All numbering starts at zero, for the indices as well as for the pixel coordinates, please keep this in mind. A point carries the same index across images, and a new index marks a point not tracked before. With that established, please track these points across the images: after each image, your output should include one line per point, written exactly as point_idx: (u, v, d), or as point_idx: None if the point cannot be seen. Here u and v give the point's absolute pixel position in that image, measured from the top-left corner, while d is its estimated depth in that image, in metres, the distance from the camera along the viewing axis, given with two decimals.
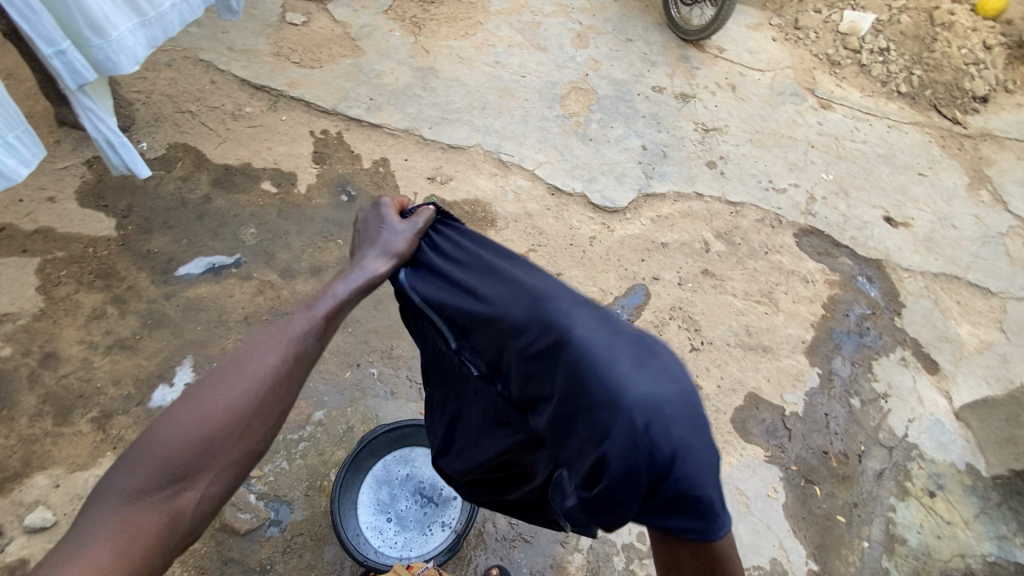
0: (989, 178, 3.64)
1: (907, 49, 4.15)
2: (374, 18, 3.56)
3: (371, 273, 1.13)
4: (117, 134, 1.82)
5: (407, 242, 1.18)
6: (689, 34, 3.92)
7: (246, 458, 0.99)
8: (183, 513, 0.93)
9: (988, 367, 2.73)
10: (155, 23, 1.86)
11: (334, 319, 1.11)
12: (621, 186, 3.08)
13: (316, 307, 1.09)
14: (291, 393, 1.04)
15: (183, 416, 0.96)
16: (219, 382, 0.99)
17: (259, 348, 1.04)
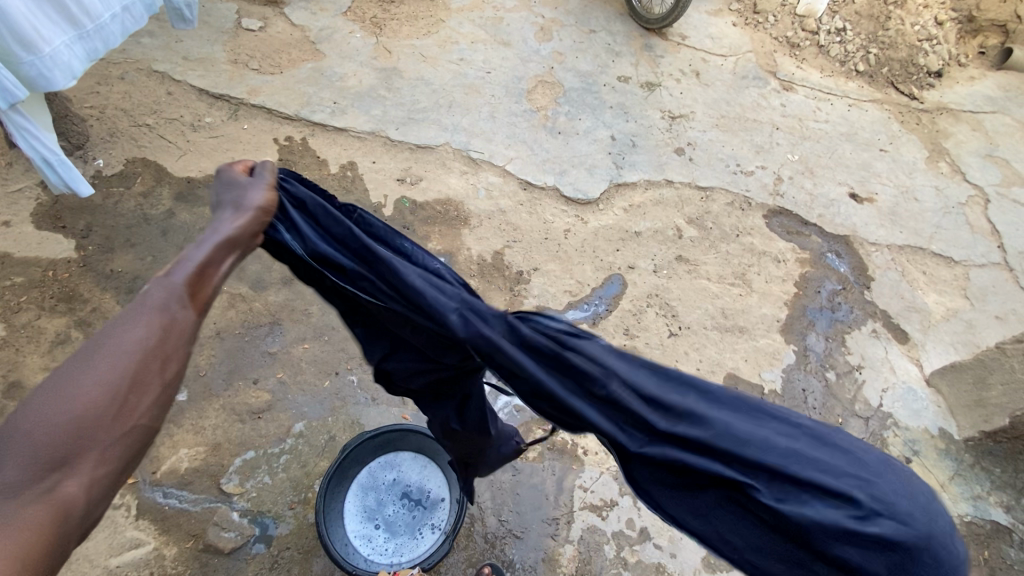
0: (947, 151, 3.74)
1: (863, 28, 4.24)
2: (334, 20, 3.51)
3: (223, 232, 1.01)
4: (56, 152, 1.77)
5: (258, 203, 1.09)
6: (651, 23, 3.95)
7: (135, 435, 0.84)
8: (73, 504, 0.77)
9: (955, 333, 2.82)
10: (94, 35, 1.80)
11: (200, 284, 0.96)
12: (592, 177, 3.09)
13: (171, 274, 0.93)
14: (176, 360, 0.89)
15: (36, 415, 0.78)
16: (75, 367, 0.82)
17: (119, 327, 0.87)
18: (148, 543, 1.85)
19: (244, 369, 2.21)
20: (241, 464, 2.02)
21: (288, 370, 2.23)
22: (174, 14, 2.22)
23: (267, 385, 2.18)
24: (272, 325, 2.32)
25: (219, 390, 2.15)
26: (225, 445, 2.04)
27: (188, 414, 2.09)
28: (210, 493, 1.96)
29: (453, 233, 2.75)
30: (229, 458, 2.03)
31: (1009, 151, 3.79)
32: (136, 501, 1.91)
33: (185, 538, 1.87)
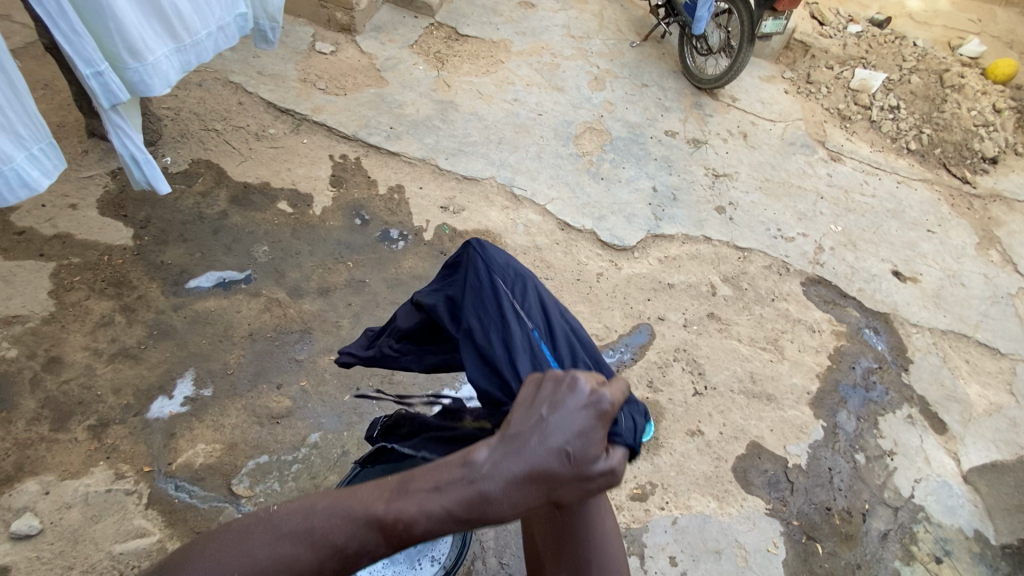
0: (998, 239, 3.65)
1: (917, 108, 4.23)
2: (400, 51, 3.71)
3: (479, 485, 0.81)
4: (143, 151, 1.88)
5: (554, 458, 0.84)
6: (704, 83, 4.03)
7: None
8: None
9: (997, 430, 2.67)
10: (191, 49, 1.95)
11: (396, 534, 0.81)
12: (630, 225, 3.11)
13: (389, 508, 0.81)
14: None
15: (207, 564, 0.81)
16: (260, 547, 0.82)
17: (348, 529, 0.81)
18: (153, 534, 1.86)
19: (270, 372, 2.26)
20: (253, 468, 2.03)
21: (311, 379, 2.26)
22: (259, 35, 2.38)
23: (289, 392, 2.22)
24: (303, 333, 2.38)
25: (244, 390, 2.20)
26: (240, 445, 2.07)
27: (211, 410, 2.13)
28: (219, 493, 1.97)
29: None
30: (241, 459, 2.04)
31: None
32: (149, 490, 1.94)
33: (188, 534, 1.88)
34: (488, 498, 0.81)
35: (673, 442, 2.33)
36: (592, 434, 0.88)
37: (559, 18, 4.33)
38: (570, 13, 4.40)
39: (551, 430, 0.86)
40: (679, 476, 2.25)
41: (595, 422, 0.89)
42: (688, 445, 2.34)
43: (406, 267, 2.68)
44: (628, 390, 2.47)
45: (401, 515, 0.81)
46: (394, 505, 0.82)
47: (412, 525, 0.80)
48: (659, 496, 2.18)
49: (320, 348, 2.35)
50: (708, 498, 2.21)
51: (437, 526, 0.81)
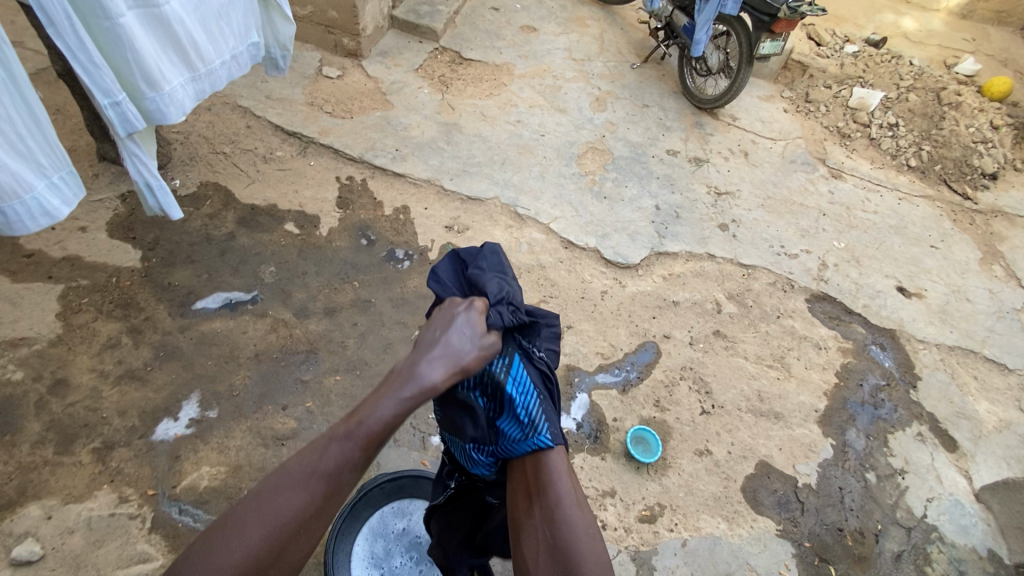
0: (1002, 254, 3.65)
1: (916, 125, 4.28)
2: (405, 75, 3.78)
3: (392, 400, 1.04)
4: (157, 177, 1.91)
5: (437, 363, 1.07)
6: (704, 103, 4.09)
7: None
8: None
9: (1009, 447, 2.64)
10: (205, 78, 2.00)
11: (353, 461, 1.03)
12: (633, 243, 3.13)
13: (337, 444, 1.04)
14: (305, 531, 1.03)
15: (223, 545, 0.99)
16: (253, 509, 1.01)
17: (287, 487, 1.02)
18: (156, 559, 1.85)
19: (276, 393, 2.25)
20: None
21: (317, 401, 2.26)
22: (270, 63, 2.44)
23: (294, 413, 2.21)
24: (308, 353, 2.38)
25: (249, 411, 2.19)
26: (245, 467, 2.06)
27: (216, 432, 2.12)
28: None
29: None
30: (246, 482, 2.03)
31: None
32: (153, 513, 1.92)
33: None
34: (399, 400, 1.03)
35: (681, 462, 2.31)
36: (442, 364, 1.07)
37: (560, 41, 4.42)
38: (571, 37, 4.49)
39: (414, 364, 1.07)
40: (688, 496, 2.22)
41: (456, 360, 1.08)
42: (697, 465, 2.31)
43: (411, 286, 2.69)
44: (635, 409, 2.45)
45: (317, 453, 1.04)
46: (320, 448, 1.05)
47: (328, 465, 1.02)
48: (667, 517, 2.15)
49: (326, 368, 2.35)
50: (718, 519, 2.18)
51: (353, 454, 1.03)
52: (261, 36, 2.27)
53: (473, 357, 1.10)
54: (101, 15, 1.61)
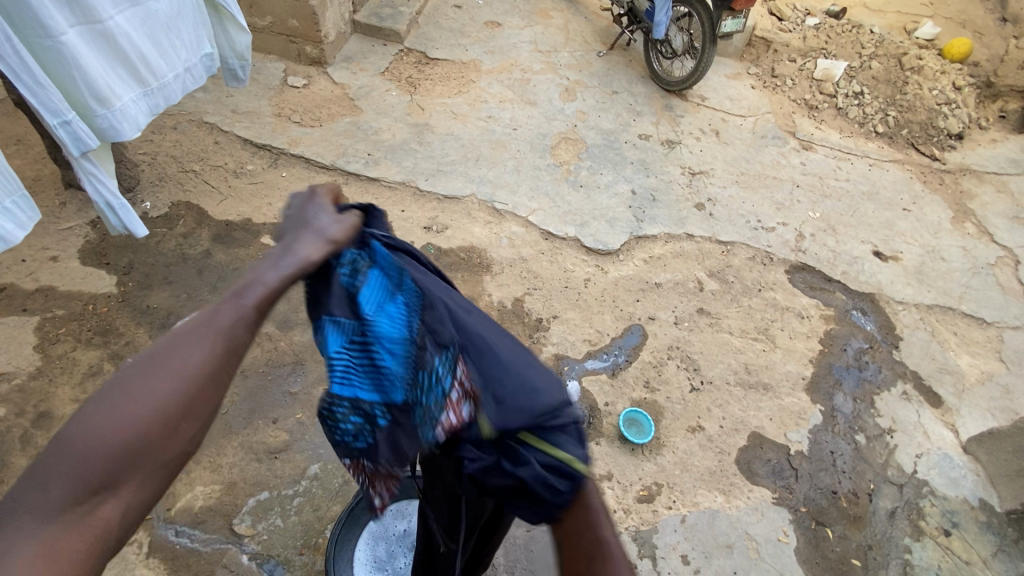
0: (972, 211, 3.73)
1: (881, 92, 4.34)
2: (372, 79, 3.76)
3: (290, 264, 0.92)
4: (117, 196, 1.88)
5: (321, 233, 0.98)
6: (672, 85, 4.12)
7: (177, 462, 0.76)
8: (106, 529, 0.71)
9: (992, 398, 2.70)
10: (158, 92, 1.98)
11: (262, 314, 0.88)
12: (613, 229, 3.14)
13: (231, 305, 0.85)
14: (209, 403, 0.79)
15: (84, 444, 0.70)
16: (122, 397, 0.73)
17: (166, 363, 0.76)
18: None
19: (264, 408, 2.24)
20: (254, 505, 2.00)
21: (307, 412, 2.24)
22: (230, 74, 2.41)
23: (285, 426, 2.20)
24: (295, 365, 2.36)
25: (239, 428, 2.17)
26: (240, 484, 2.04)
27: (207, 451, 2.10)
28: (221, 534, 1.94)
29: (475, 279, 2.80)
30: (242, 498, 2.02)
31: None
32: (149, 538, 1.90)
33: None
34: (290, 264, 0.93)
35: (674, 441, 2.34)
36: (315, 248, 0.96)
37: (525, 34, 4.42)
38: (535, 29, 4.50)
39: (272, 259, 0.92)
40: (684, 473, 2.25)
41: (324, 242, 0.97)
42: (690, 442, 2.34)
43: None
44: (626, 392, 2.47)
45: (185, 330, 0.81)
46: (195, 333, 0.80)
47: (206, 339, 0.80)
48: (665, 496, 2.17)
49: (314, 379, 2.33)
50: (715, 493, 2.21)
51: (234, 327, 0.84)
52: (214, 46, 2.25)
53: (349, 241, 1.01)
54: (43, 34, 1.58)
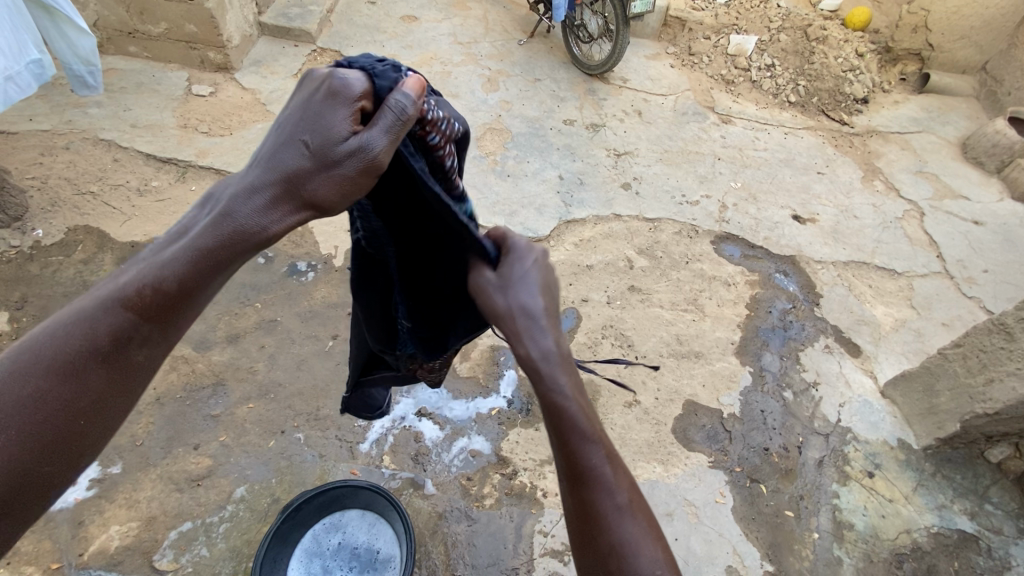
0: (880, 170, 3.94)
1: (790, 63, 4.53)
2: (284, 82, 3.62)
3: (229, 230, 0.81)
4: None
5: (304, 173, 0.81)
6: (592, 69, 4.15)
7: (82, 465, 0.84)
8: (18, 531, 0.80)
9: (905, 343, 2.87)
10: None
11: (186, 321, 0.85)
12: (541, 216, 3.15)
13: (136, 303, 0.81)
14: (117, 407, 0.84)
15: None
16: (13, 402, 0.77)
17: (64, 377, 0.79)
18: None
19: (184, 435, 2.12)
20: (177, 537, 1.90)
21: (231, 433, 2.14)
22: (79, 81, 2.50)
23: (208, 451, 2.09)
24: (216, 386, 2.24)
25: (156, 459, 2.05)
26: (160, 517, 1.93)
27: (122, 488, 1.98)
28: (141, 573, 1.83)
29: None
30: (163, 531, 1.91)
31: (938, 167, 4.00)
32: None
33: None
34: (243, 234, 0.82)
35: (613, 417, 2.36)
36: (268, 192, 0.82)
37: (443, 27, 4.36)
38: (454, 21, 4.44)
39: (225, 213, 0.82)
40: (622, 448, 2.28)
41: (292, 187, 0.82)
42: (628, 416, 2.38)
43: (318, 297, 2.58)
44: None
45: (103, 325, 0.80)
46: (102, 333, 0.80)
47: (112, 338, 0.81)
48: None
49: (237, 398, 2.22)
50: (653, 464, 2.24)
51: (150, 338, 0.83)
52: (45, 51, 2.15)
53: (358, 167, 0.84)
54: None
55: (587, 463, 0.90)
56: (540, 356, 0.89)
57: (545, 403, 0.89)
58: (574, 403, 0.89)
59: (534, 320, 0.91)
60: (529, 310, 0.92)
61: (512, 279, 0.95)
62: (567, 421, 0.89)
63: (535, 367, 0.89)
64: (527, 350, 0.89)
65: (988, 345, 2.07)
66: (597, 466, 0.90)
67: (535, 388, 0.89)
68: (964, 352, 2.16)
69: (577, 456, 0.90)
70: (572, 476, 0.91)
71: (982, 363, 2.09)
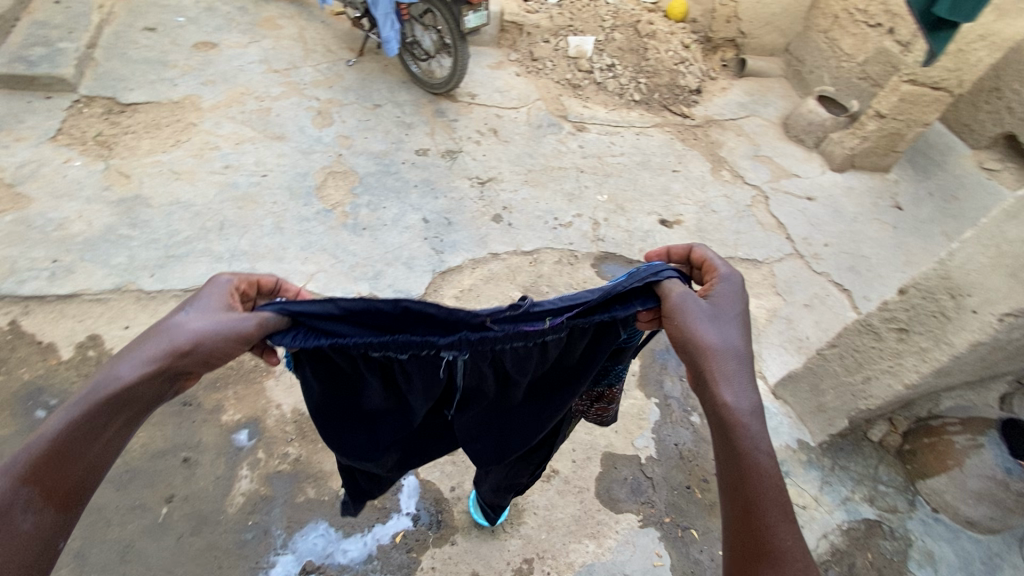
0: (725, 159, 4.14)
1: (628, 61, 4.59)
2: (37, 150, 2.75)
3: (126, 377, 0.78)
4: None
5: (206, 322, 0.84)
6: (436, 88, 3.80)
7: None
8: None
9: (780, 333, 3.02)
10: None
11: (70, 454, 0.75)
12: (412, 272, 2.73)
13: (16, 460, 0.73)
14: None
15: None
16: None
17: None
18: None
19: None
20: None
21: None
22: None
23: None
24: None
25: None
26: None
27: None
28: None
29: (255, 389, 2.18)
30: None
31: (770, 149, 4.33)
32: None
33: None
34: (142, 391, 0.79)
35: (533, 499, 2.11)
36: (164, 345, 0.81)
37: (251, 52, 3.68)
38: (263, 44, 3.77)
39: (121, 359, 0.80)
40: (550, 534, 2.04)
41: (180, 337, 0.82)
42: (549, 493, 2.14)
43: (135, 449, 1.96)
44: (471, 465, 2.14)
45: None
46: None
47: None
48: (539, 570, 1.96)
49: None
50: (586, 541, 2.05)
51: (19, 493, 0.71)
52: None
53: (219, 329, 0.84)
54: None
55: (780, 543, 0.79)
56: (749, 413, 0.85)
57: (736, 452, 0.83)
58: (770, 464, 0.82)
59: (736, 374, 0.88)
60: (738, 409, 0.85)
61: (708, 325, 0.92)
62: (758, 494, 0.81)
63: (738, 422, 0.84)
64: (734, 403, 0.85)
65: (860, 344, 2.19)
66: (782, 540, 0.79)
67: (735, 441, 0.83)
68: (839, 351, 2.28)
69: (770, 522, 0.80)
70: (740, 548, 0.81)
71: (858, 361, 2.22)
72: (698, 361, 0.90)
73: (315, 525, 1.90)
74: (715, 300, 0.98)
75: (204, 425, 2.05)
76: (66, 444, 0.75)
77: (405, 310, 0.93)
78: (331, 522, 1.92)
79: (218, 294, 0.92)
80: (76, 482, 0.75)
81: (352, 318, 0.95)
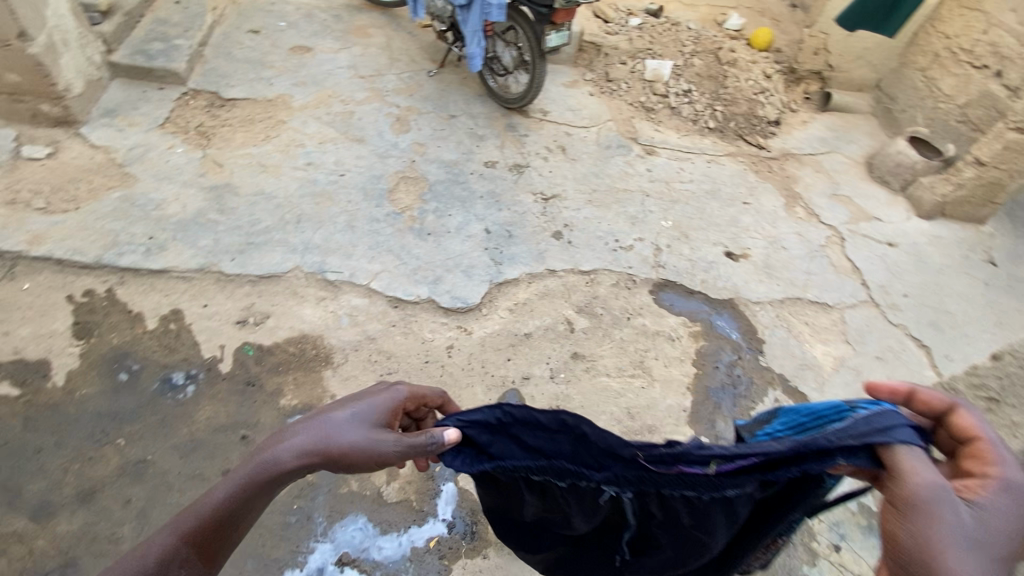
0: (800, 195, 3.97)
1: (706, 88, 4.50)
2: (147, 135, 3.02)
3: (321, 441, 1.07)
4: None
5: (378, 436, 1.11)
6: (510, 102, 3.88)
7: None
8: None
9: (847, 385, 2.84)
10: None
11: (266, 481, 1.03)
12: (470, 281, 2.78)
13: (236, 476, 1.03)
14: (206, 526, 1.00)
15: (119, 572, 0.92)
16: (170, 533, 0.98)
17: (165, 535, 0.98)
18: None
19: None
20: None
21: None
22: None
23: None
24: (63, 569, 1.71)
25: None
26: None
27: None
28: None
29: (313, 378, 2.28)
30: None
31: (851, 189, 4.11)
32: None
33: None
34: (321, 457, 1.07)
35: None
36: (344, 434, 1.09)
37: (341, 58, 3.90)
38: (353, 51, 3.98)
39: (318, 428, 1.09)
40: None
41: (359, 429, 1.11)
42: None
43: (201, 420, 2.09)
44: None
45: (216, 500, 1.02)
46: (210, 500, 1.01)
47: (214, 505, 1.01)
48: None
49: None
50: None
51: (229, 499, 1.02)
52: None
53: (386, 439, 1.11)
54: None
55: None
56: None
57: None
58: None
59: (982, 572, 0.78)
60: None
61: (944, 508, 0.83)
62: None
63: None
64: None
65: None
66: None
67: None
68: None
69: None
70: None
71: None
72: (933, 560, 0.79)
73: (355, 518, 1.96)
74: (911, 463, 0.88)
75: (264, 406, 2.16)
76: (268, 480, 1.03)
77: (564, 424, 1.09)
78: (370, 517, 1.97)
79: (388, 401, 1.20)
80: (261, 505, 1.05)
81: (509, 431, 1.13)
